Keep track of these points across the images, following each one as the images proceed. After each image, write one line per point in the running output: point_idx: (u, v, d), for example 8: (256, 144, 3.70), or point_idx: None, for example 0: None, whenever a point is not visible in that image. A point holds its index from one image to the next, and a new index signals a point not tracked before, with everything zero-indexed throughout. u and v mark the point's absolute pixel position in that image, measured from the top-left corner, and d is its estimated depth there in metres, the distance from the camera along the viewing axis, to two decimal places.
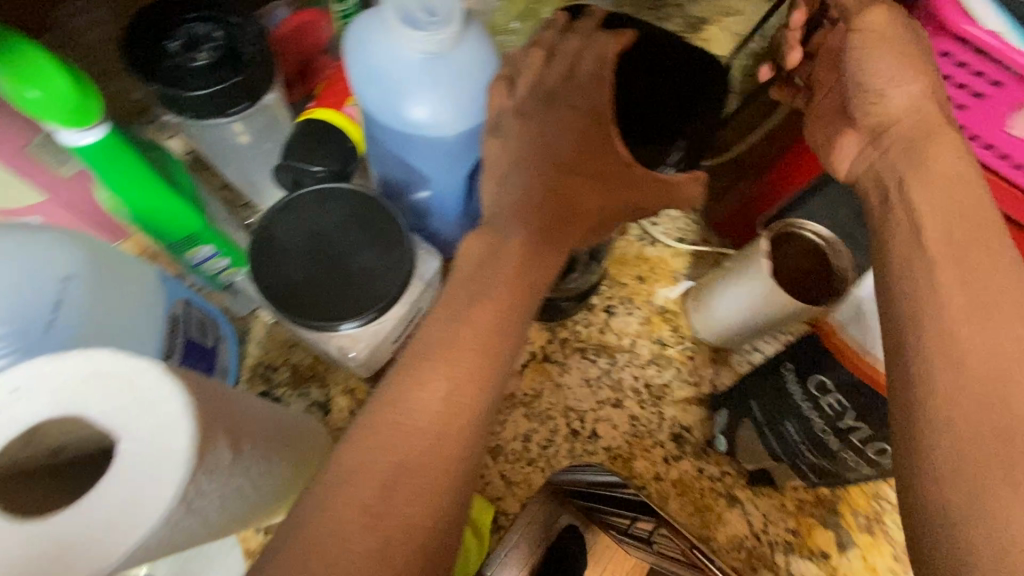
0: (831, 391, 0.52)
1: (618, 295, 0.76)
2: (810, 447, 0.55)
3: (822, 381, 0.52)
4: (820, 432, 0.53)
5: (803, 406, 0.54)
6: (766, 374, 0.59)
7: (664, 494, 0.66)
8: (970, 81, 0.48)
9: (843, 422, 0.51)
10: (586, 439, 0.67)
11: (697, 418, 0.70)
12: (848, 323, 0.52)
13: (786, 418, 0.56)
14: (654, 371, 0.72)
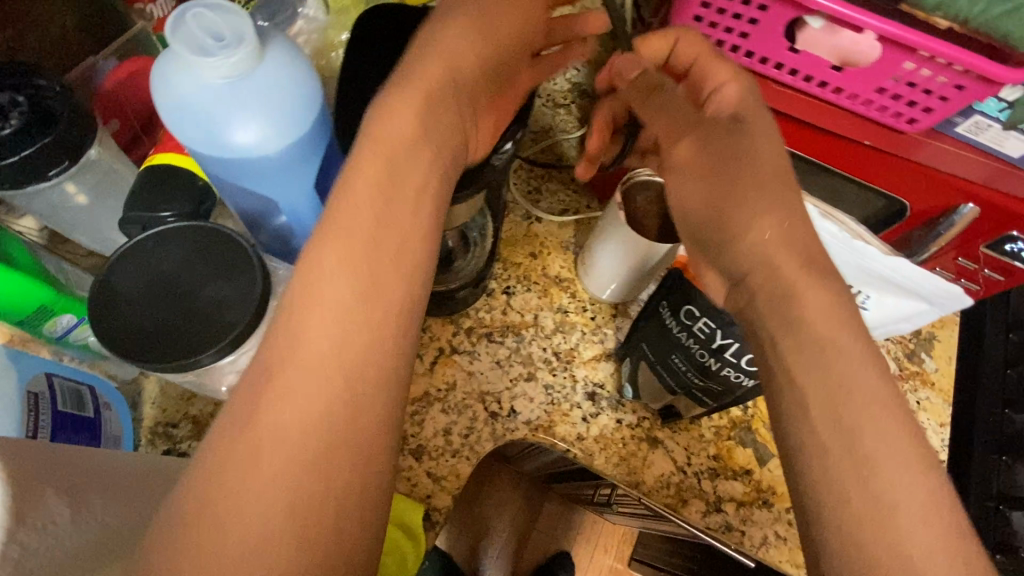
0: (699, 316, 0.55)
1: (514, 276, 0.78)
2: (696, 374, 0.59)
3: (691, 309, 0.56)
4: (700, 357, 0.57)
5: (681, 337, 0.58)
6: (648, 316, 0.62)
7: (589, 452, 0.68)
8: (743, 10, 0.50)
9: (714, 342, 0.55)
10: (506, 418, 0.68)
11: (607, 373, 0.73)
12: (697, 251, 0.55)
13: (672, 351, 0.59)
14: (560, 339, 0.75)
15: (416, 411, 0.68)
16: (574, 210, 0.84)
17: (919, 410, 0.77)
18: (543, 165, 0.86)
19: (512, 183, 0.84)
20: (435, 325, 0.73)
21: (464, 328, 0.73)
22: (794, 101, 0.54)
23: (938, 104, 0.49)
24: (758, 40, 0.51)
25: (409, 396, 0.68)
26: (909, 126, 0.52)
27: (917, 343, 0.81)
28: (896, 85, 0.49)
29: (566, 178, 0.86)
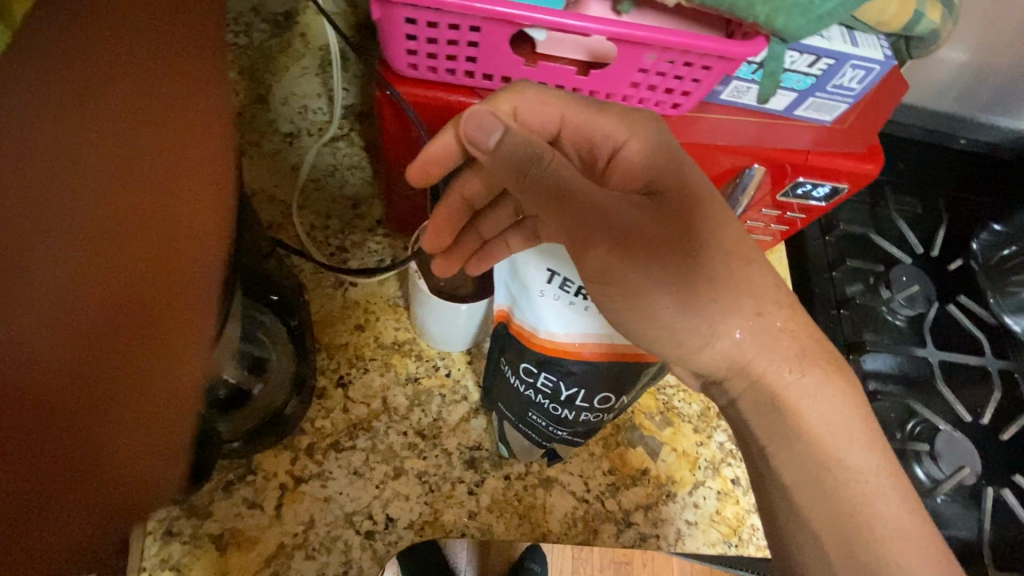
0: (538, 372, 0.50)
1: (345, 361, 0.67)
2: (557, 428, 0.53)
3: (528, 366, 0.50)
4: (554, 410, 0.51)
5: (529, 393, 0.51)
6: (498, 376, 0.55)
7: (486, 525, 0.62)
8: (455, 35, 0.41)
9: (562, 394, 0.50)
10: (385, 531, 0.60)
11: (480, 430, 0.66)
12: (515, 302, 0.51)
13: (526, 410, 0.53)
14: (419, 413, 0.66)
15: (275, 572, 0.57)
16: (391, 256, 0.73)
17: None
18: (342, 222, 0.75)
19: (311, 253, 0.72)
20: (267, 460, 0.60)
21: (303, 450, 0.62)
22: None
23: (693, 86, 0.45)
24: (489, 61, 0.43)
25: (262, 559, 0.57)
26: (674, 109, 0.48)
27: None
28: (646, 78, 0.44)
29: (371, 225, 0.75)
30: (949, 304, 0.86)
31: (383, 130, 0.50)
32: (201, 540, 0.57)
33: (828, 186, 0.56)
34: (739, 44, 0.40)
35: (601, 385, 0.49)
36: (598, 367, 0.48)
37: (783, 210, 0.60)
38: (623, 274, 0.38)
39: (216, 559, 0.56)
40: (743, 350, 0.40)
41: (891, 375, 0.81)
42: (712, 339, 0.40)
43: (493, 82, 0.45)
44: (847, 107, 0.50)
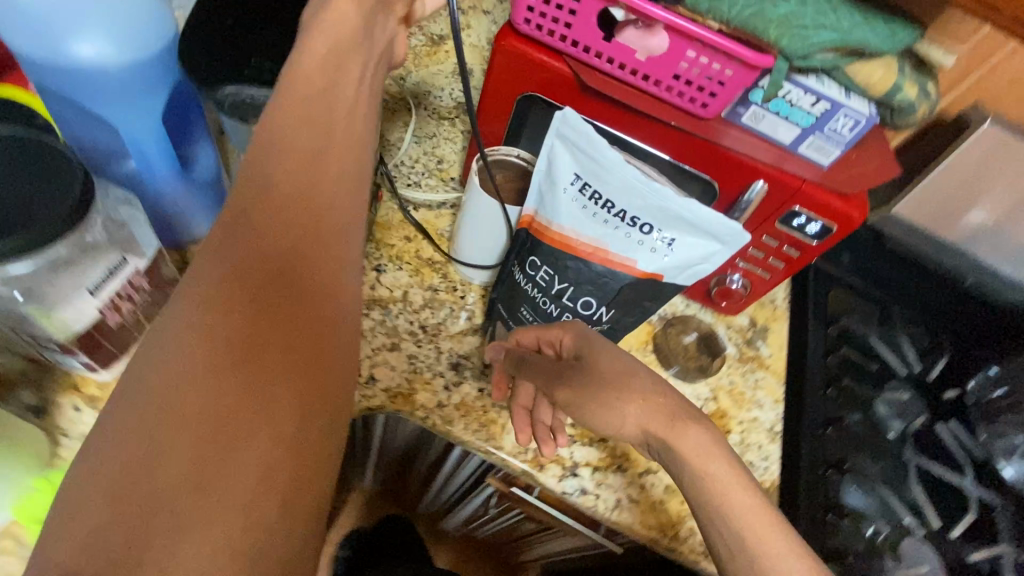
0: (541, 266, 0.63)
1: (386, 256, 0.79)
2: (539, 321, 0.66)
3: (534, 260, 0.64)
4: (544, 305, 0.65)
5: (527, 288, 0.66)
6: (503, 279, 0.69)
7: (448, 419, 0.68)
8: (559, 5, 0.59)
9: (552, 288, 0.63)
10: (364, 384, 0.67)
11: (472, 345, 0.74)
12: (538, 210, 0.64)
13: (521, 306, 0.67)
14: (428, 314, 0.75)
15: None
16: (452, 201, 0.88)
17: (757, 387, 0.85)
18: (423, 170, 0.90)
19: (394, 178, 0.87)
20: None
21: None
22: (615, 86, 0.64)
23: (719, 88, 0.59)
24: (578, 30, 0.60)
25: None
26: (704, 110, 0.63)
27: (754, 331, 0.91)
28: (686, 70, 0.59)
29: (445, 175, 0.90)
30: (937, 423, 0.88)
31: (488, 71, 0.68)
32: None
33: (820, 223, 0.68)
34: (755, 52, 0.55)
35: (586, 287, 0.61)
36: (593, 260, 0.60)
37: (782, 240, 0.72)
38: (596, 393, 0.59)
39: None
40: (646, 422, 0.57)
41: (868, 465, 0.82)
42: (623, 416, 0.58)
43: (577, 50, 0.63)
44: (841, 151, 0.63)
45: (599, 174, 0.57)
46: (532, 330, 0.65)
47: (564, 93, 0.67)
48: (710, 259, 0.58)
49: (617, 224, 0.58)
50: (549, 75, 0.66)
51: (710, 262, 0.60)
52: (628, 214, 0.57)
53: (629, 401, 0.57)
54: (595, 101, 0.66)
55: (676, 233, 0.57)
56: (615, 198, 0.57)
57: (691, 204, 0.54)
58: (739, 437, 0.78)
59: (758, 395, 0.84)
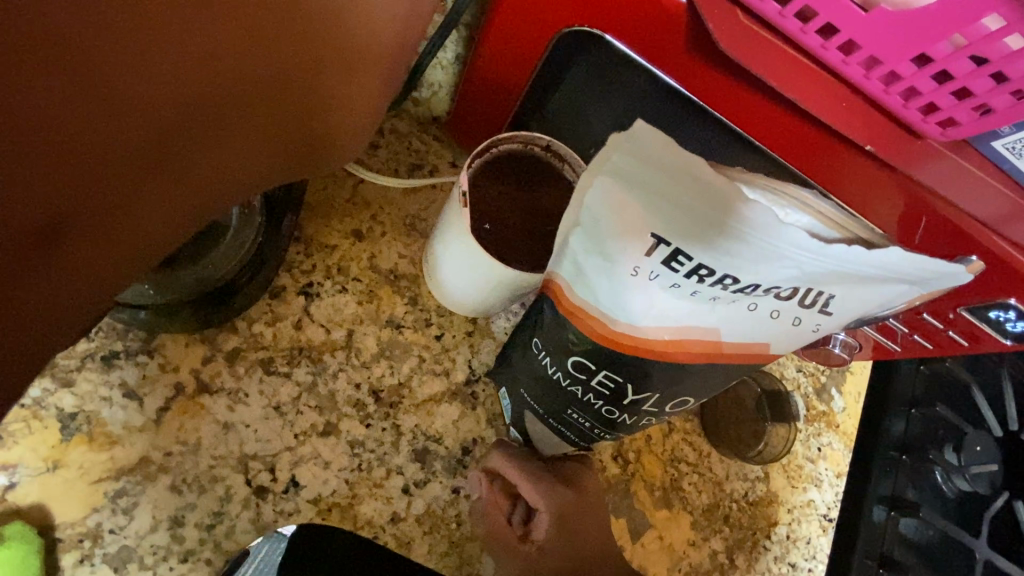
0: (596, 371, 0.35)
1: (323, 267, 0.50)
2: (598, 428, 0.40)
3: (582, 362, 0.36)
4: (605, 412, 0.38)
5: (575, 391, 0.38)
6: (522, 350, 0.42)
7: (406, 539, 0.48)
8: None
9: (624, 398, 0.36)
10: (280, 496, 0.45)
11: (448, 421, 0.51)
12: (571, 281, 0.32)
13: (564, 406, 0.40)
14: (384, 368, 0.50)
15: (122, 491, 0.42)
16: (432, 167, 0.55)
17: (818, 458, 0.65)
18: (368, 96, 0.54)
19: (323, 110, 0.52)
20: (171, 346, 0.45)
21: (224, 353, 0.46)
22: (766, 49, 0.30)
23: (1005, 101, 0.28)
24: None
25: (115, 467, 0.42)
26: (939, 130, 0.31)
27: (829, 376, 0.68)
28: (951, 52, 0.27)
29: (425, 117, 0.56)
30: (1016, 500, 0.65)
31: None
32: (46, 409, 0.42)
33: None
34: None
35: (681, 390, 0.35)
36: (688, 370, 0.34)
37: (949, 323, 0.45)
38: (570, 537, 0.49)
39: (55, 443, 0.41)
40: (612, 565, 0.50)
41: (939, 557, 0.64)
42: (590, 566, 0.49)
43: None
44: None
45: (711, 239, 0.27)
46: (502, 457, 0.49)
47: (657, 44, 0.33)
48: (882, 308, 0.33)
49: (735, 298, 0.30)
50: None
51: (880, 310, 0.33)
52: (760, 285, 0.29)
53: (601, 547, 0.50)
54: (713, 73, 0.33)
55: (841, 289, 0.30)
56: (744, 271, 0.28)
57: (885, 251, 0.28)
58: (786, 532, 0.61)
59: (818, 469, 0.64)
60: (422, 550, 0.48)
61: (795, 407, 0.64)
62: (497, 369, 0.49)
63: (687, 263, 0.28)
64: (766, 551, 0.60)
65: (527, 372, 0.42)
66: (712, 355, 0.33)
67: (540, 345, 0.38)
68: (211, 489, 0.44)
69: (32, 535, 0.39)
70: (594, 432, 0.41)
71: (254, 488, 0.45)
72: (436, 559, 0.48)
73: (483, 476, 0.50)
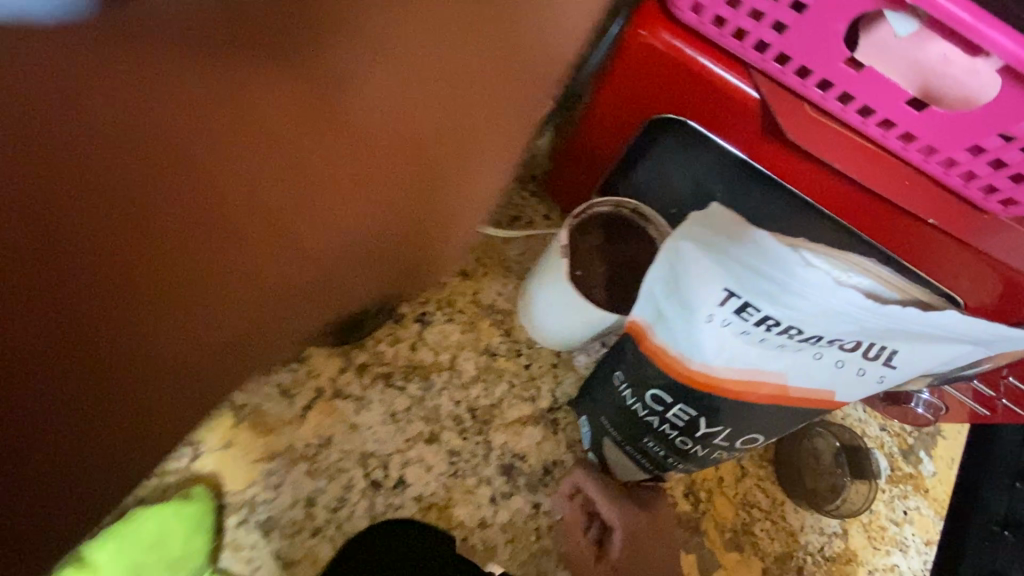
0: (671, 403, 0.41)
1: (435, 301, 0.60)
2: (673, 458, 0.45)
3: (659, 395, 0.41)
4: (679, 443, 0.43)
5: (652, 421, 0.43)
6: (605, 384, 0.47)
7: (491, 543, 0.54)
8: (768, 8, 0.34)
9: (697, 431, 0.41)
10: (390, 490, 0.53)
11: (533, 441, 0.57)
12: (653, 325, 0.38)
13: (641, 434, 0.45)
14: (480, 390, 0.58)
15: (273, 471, 0.52)
16: (529, 218, 0.64)
17: (904, 522, 0.63)
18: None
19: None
20: (317, 357, 0.55)
21: (355, 366, 0.56)
22: (837, 142, 0.36)
23: None
24: (800, 39, 0.34)
25: (270, 451, 0.53)
26: (1001, 208, 0.35)
27: (917, 438, 0.66)
28: (1001, 143, 0.32)
29: (525, 176, 0.65)
30: None
31: (610, 98, 0.41)
32: None
33: None
34: None
35: (753, 427, 0.39)
36: (759, 410, 0.38)
37: None
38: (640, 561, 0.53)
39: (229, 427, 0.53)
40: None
41: None
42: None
43: (783, 71, 0.36)
44: None
45: (777, 294, 0.32)
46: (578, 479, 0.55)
47: (737, 139, 0.39)
48: (951, 366, 0.35)
49: (803, 347, 0.35)
50: (718, 109, 0.39)
51: (949, 367, 0.36)
52: (823, 336, 0.33)
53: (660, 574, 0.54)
54: (792, 157, 0.38)
55: (904, 344, 0.34)
56: (807, 323, 0.33)
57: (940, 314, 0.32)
58: None
59: (904, 534, 0.63)
60: (503, 555, 0.54)
61: (876, 464, 0.63)
62: (579, 398, 0.55)
63: (756, 313, 0.33)
64: None
65: (608, 402, 0.47)
66: (781, 397, 0.37)
67: (623, 378, 0.44)
68: (336, 479, 0.53)
69: (207, 499, 0.50)
70: (669, 463, 0.46)
71: (370, 481, 0.53)
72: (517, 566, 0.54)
73: (560, 494, 0.55)
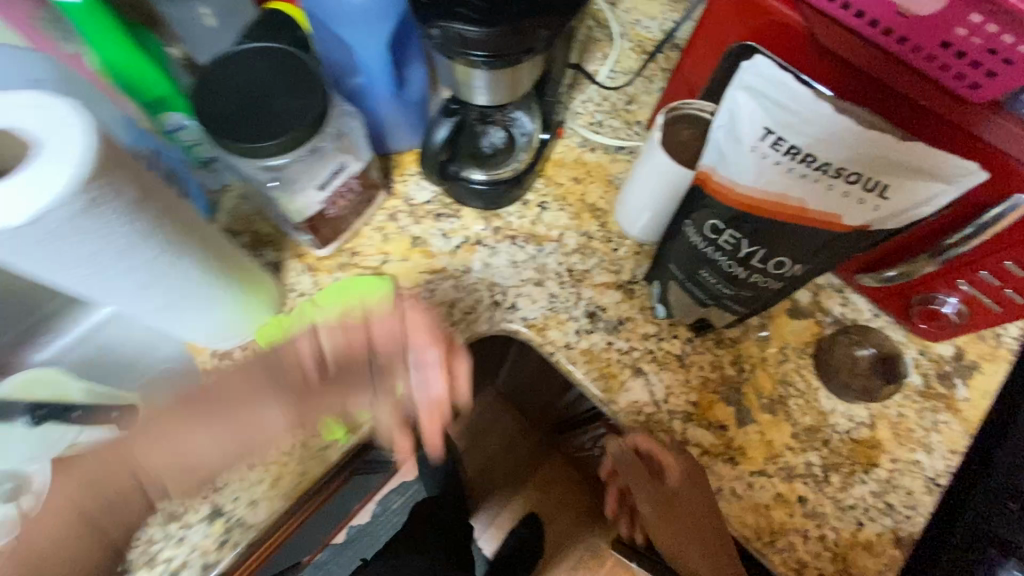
0: (724, 229, 0.58)
1: (552, 194, 0.81)
2: (723, 284, 0.62)
3: (715, 224, 0.58)
4: (727, 266, 0.60)
5: (708, 250, 0.60)
6: (674, 237, 0.65)
7: (573, 361, 0.72)
8: None
9: (741, 252, 0.58)
10: (506, 309, 0.74)
11: (613, 299, 0.75)
12: (716, 165, 0.56)
13: (699, 267, 0.63)
14: (577, 259, 0.78)
15: (430, 282, 0.74)
16: (630, 148, 0.84)
17: (932, 430, 0.72)
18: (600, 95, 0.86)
19: (571, 100, 0.86)
20: (468, 215, 0.78)
21: (492, 227, 0.78)
22: (854, 47, 0.53)
23: (1004, 66, 0.47)
24: None
25: (429, 268, 0.75)
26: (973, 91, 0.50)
27: (954, 367, 0.75)
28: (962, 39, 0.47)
29: (631, 119, 0.86)
30: None
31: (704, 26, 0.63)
32: (405, 230, 0.77)
33: None
34: None
35: (782, 247, 0.56)
36: (786, 228, 0.54)
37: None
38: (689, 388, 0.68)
39: (406, 247, 0.76)
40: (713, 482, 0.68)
41: None
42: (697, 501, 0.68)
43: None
44: None
45: (799, 126, 0.50)
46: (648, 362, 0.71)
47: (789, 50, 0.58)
48: (930, 205, 0.50)
49: (818, 178, 0.51)
50: (777, 30, 0.58)
51: (929, 208, 0.51)
52: (832, 165, 0.50)
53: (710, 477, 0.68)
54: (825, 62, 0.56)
55: (892, 179, 0.49)
56: (820, 151, 0.50)
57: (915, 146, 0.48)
58: (885, 475, 0.69)
59: (930, 438, 0.71)
60: (581, 370, 0.72)
61: (904, 367, 0.74)
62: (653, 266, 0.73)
63: (785, 144, 0.51)
64: (862, 482, 0.69)
65: (674, 249, 0.65)
66: (803, 218, 0.53)
67: (689, 222, 0.61)
68: (470, 294, 0.74)
69: None
70: (720, 289, 0.63)
71: (493, 300, 0.74)
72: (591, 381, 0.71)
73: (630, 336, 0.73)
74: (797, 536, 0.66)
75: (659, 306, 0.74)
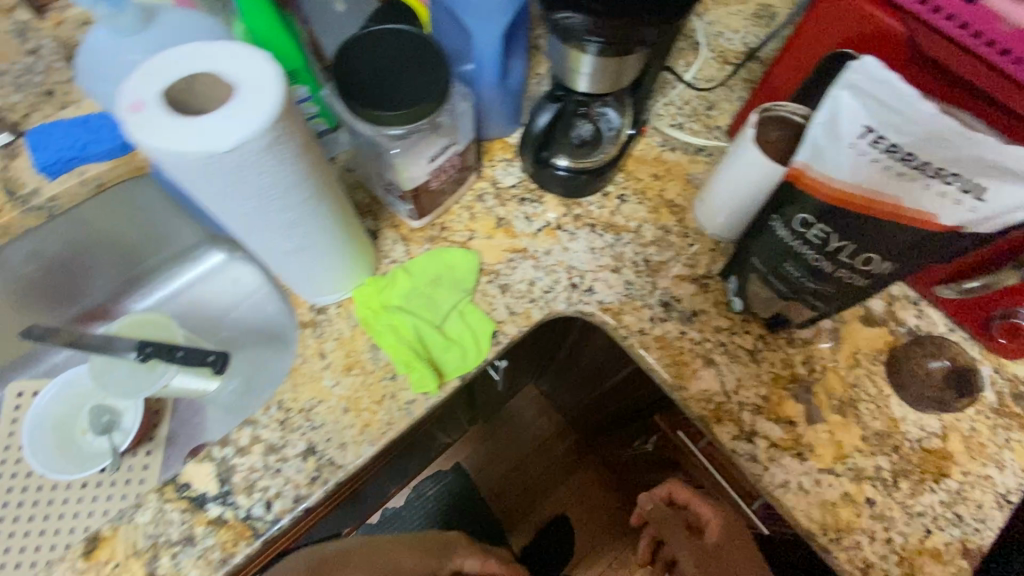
0: (814, 224, 0.59)
1: (632, 188, 0.84)
2: (807, 278, 0.64)
3: (805, 218, 0.60)
4: (814, 260, 0.62)
5: (794, 244, 0.62)
6: (760, 232, 0.67)
7: (646, 346, 0.75)
8: None
9: (829, 246, 0.59)
10: (583, 292, 0.77)
11: (687, 291, 0.78)
12: (810, 163, 0.58)
13: (784, 260, 0.65)
14: (654, 250, 0.81)
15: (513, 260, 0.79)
16: (710, 151, 0.87)
17: (1006, 447, 0.71)
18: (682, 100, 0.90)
19: (654, 102, 0.90)
20: (550, 201, 0.83)
21: (573, 214, 0.82)
22: (952, 55, 0.55)
23: None
24: None
25: (512, 247, 0.79)
26: None
27: None
28: None
29: (711, 124, 0.89)
30: None
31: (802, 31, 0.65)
32: (491, 211, 0.81)
33: None
34: None
35: (873, 245, 0.57)
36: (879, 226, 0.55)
37: None
38: None
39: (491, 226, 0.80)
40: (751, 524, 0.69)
41: None
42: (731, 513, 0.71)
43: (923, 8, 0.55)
44: None
45: None
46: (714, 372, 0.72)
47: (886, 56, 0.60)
48: None
49: None
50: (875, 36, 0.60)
51: None
52: None
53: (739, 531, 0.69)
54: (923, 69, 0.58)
55: (993, 181, 0.50)
56: None
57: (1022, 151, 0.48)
58: (956, 486, 0.69)
59: (1003, 455, 0.71)
60: (654, 356, 0.74)
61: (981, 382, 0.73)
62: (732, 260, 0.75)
63: None
64: (932, 492, 0.68)
65: (758, 243, 0.68)
66: (898, 217, 0.54)
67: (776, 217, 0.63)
68: (550, 275, 0.78)
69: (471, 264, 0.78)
70: (804, 283, 0.65)
71: (572, 282, 0.78)
72: (663, 367, 0.74)
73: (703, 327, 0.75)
74: (864, 537, 0.66)
75: (734, 299, 0.76)
